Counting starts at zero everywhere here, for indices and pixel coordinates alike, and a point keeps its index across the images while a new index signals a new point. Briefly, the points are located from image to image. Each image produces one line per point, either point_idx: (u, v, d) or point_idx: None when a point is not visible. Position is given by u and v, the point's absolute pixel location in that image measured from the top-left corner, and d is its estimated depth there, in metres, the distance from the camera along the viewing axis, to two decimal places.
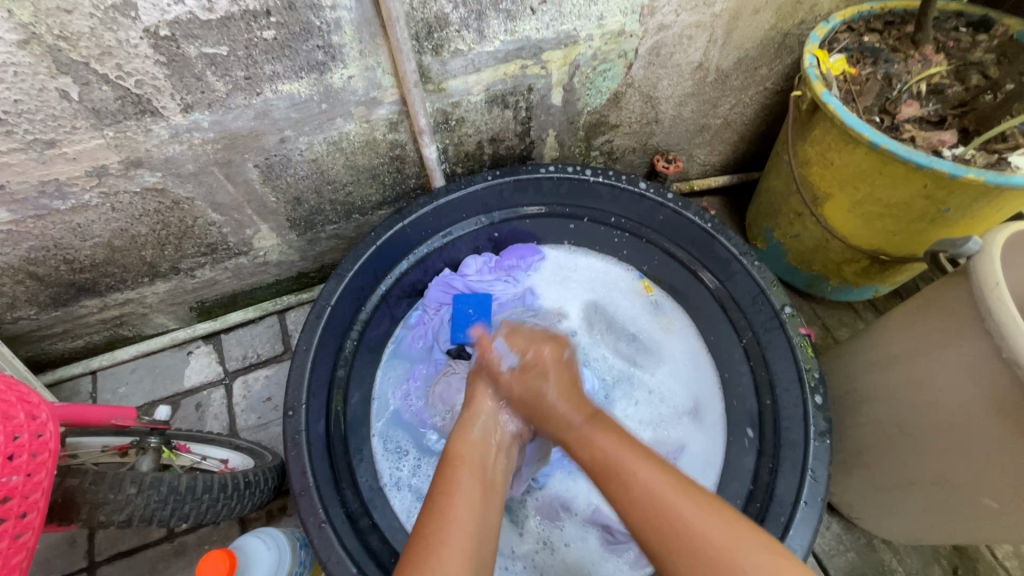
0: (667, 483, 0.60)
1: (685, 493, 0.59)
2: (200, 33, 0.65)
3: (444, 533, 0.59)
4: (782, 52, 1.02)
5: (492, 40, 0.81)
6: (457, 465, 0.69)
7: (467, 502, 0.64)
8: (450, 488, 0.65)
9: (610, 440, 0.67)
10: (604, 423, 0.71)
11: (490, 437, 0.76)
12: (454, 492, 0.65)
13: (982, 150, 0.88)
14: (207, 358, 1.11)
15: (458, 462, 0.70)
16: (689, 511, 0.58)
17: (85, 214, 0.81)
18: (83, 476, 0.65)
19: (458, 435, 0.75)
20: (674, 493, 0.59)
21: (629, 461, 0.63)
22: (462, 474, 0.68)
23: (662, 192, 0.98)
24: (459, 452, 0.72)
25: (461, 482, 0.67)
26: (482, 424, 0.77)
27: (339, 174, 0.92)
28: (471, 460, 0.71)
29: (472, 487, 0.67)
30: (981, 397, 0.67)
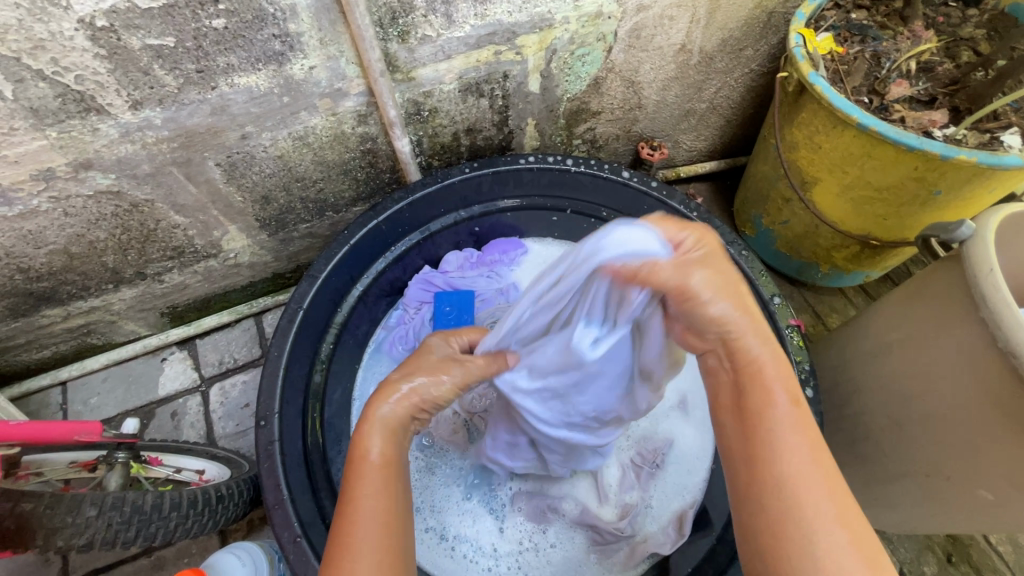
0: (817, 455, 0.48)
1: (817, 459, 0.47)
2: (143, 23, 0.61)
3: (351, 543, 0.52)
4: (768, 32, 0.98)
5: (462, 25, 0.77)
6: (367, 460, 0.58)
7: (377, 501, 0.55)
8: (358, 487, 0.55)
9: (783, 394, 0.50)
10: (786, 376, 0.51)
11: (407, 413, 0.64)
12: (362, 491, 0.55)
13: (974, 130, 0.85)
14: (182, 364, 1.07)
15: (366, 454, 0.59)
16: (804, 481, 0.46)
17: (36, 220, 0.77)
18: (38, 500, 0.61)
19: (366, 425, 0.61)
20: (824, 484, 0.46)
21: (784, 410, 0.49)
22: (372, 467, 0.57)
23: (646, 179, 0.95)
24: (366, 442, 0.60)
25: (376, 478, 0.57)
26: (401, 408, 0.64)
27: (308, 171, 0.88)
28: (384, 450, 0.59)
29: (385, 478, 0.57)
30: (975, 386, 0.65)
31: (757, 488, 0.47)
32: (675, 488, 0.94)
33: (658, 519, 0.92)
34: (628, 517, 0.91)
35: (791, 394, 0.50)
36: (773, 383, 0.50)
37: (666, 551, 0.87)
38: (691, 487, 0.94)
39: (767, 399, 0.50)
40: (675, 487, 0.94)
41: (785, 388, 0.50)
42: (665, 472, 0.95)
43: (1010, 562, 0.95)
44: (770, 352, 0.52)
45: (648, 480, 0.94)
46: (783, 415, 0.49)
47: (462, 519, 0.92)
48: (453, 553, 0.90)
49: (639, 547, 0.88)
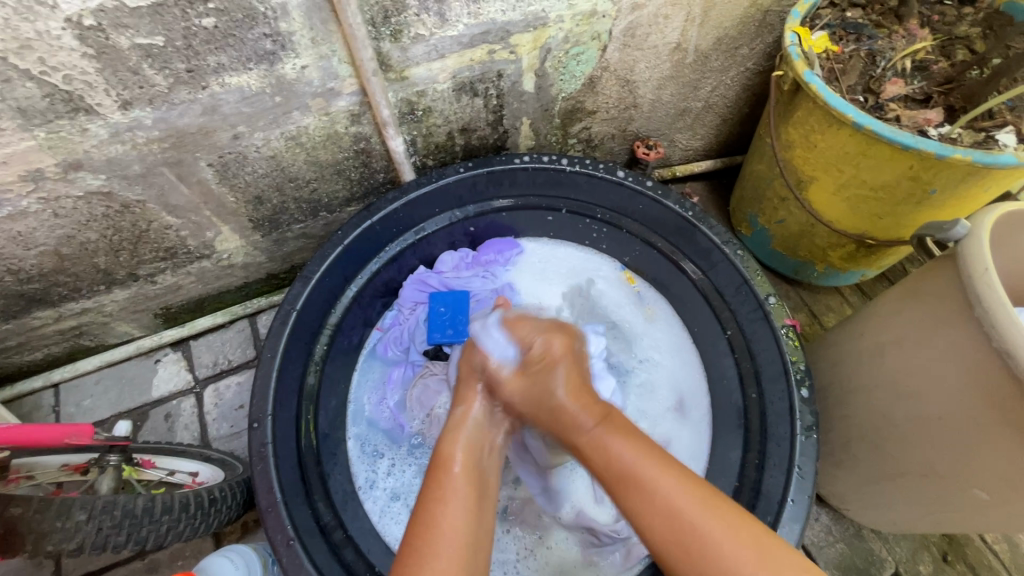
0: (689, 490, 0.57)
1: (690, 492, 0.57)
2: (131, 23, 0.60)
3: (434, 544, 0.55)
4: (763, 31, 0.98)
5: (455, 24, 0.76)
6: (448, 470, 0.63)
7: (460, 508, 0.59)
8: (440, 493, 0.60)
9: (626, 453, 0.62)
10: (624, 438, 0.64)
11: (480, 429, 0.70)
12: (445, 498, 0.60)
13: (969, 129, 0.85)
14: (176, 366, 1.06)
15: (446, 464, 0.64)
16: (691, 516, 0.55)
17: (26, 221, 0.76)
18: (27, 504, 0.61)
19: (447, 437, 0.69)
20: (697, 508, 0.55)
21: (646, 470, 0.60)
22: (453, 476, 0.62)
23: (641, 179, 0.95)
24: (449, 453, 0.66)
25: (456, 486, 0.61)
26: (473, 422, 0.71)
27: (302, 171, 0.88)
28: (463, 462, 0.64)
29: (464, 488, 0.61)
30: (971, 386, 0.65)
31: (657, 542, 0.56)
32: None
33: None
34: (625, 518, 0.91)
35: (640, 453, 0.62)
36: (618, 450, 0.63)
37: None
38: None
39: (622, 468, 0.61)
40: None
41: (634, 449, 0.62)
42: None
43: (1006, 561, 0.95)
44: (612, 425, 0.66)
45: None
46: (640, 469, 0.60)
47: None
48: None
49: (636, 548, 0.88)
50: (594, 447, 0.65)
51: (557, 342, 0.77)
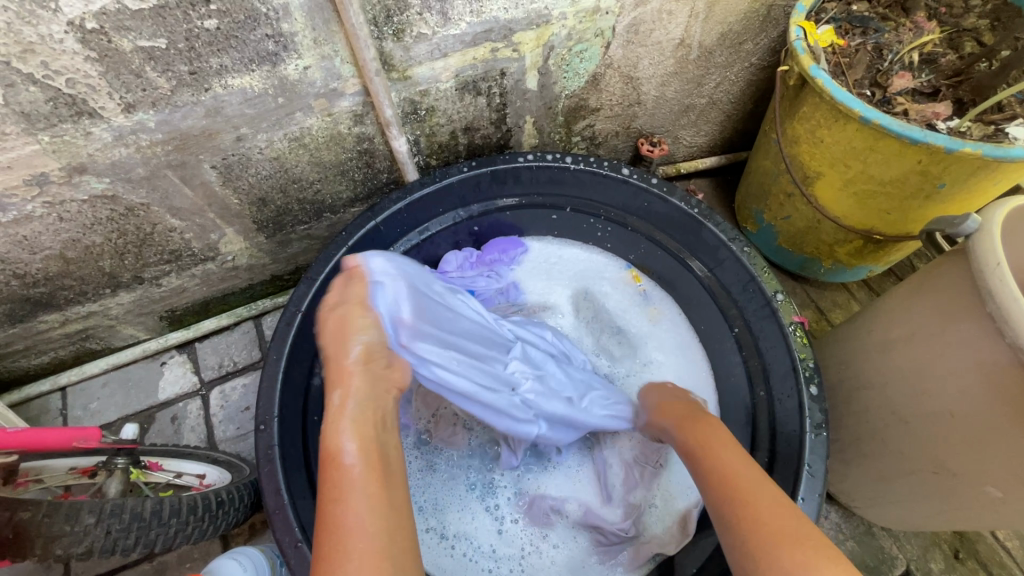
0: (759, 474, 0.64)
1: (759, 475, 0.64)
2: (133, 25, 0.60)
3: (338, 553, 0.51)
4: (768, 26, 0.97)
5: (458, 22, 0.76)
6: (340, 465, 0.57)
7: (360, 503, 0.54)
8: (335, 491, 0.55)
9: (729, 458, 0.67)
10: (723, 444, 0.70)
11: (371, 412, 0.62)
12: (344, 494, 0.55)
13: (978, 122, 0.84)
14: (182, 368, 1.06)
15: (335, 458, 0.57)
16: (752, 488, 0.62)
17: (31, 226, 0.76)
18: (36, 508, 0.61)
19: (332, 425, 0.60)
20: (758, 486, 0.62)
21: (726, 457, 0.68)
22: (348, 470, 0.57)
23: (647, 178, 0.94)
24: (336, 445, 0.58)
25: (354, 480, 0.56)
26: (358, 402, 0.62)
27: (305, 172, 0.87)
28: (354, 451, 0.58)
29: (362, 481, 0.56)
30: (983, 382, 0.64)
31: (723, 511, 0.62)
32: (678, 487, 0.93)
33: (663, 518, 0.91)
34: (632, 518, 0.90)
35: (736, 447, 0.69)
36: (725, 454, 0.68)
37: (670, 551, 0.87)
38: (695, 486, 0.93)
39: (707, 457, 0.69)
40: (678, 485, 0.93)
41: (732, 449, 0.69)
42: (668, 472, 0.95)
43: (1018, 557, 0.94)
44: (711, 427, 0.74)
45: (651, 479, 0.94)
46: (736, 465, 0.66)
47: (462, 520, 0.91)
48: (454, 552, 0.88)
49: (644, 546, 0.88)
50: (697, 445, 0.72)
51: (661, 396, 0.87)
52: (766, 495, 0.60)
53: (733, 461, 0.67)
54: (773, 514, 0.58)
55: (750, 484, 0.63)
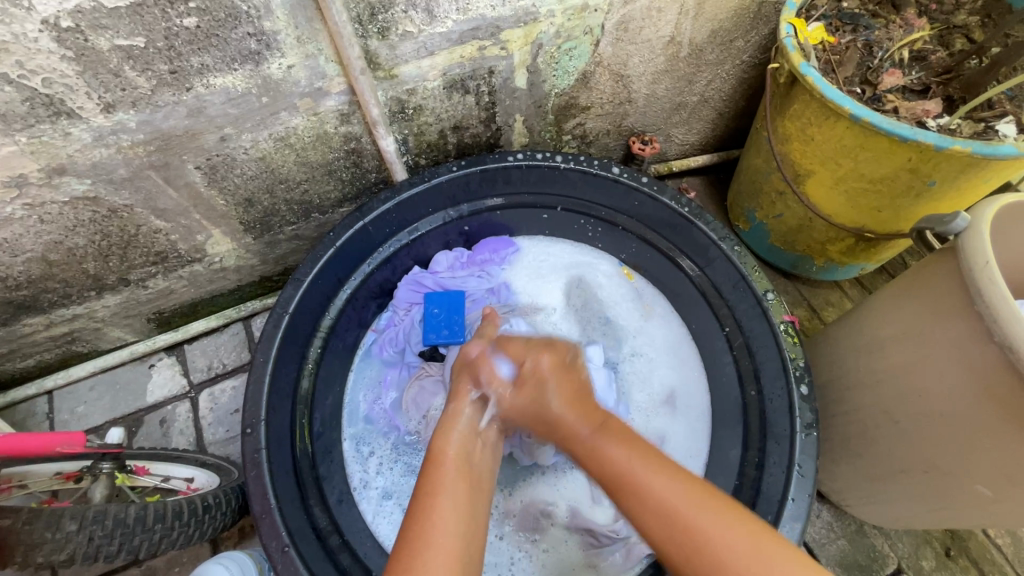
0: (686, 493, 0.56)
1: (688, 494, 0.56)
2: (110, 23, 0.59)
3: (426, 539, 0.54)
4: (758, 23, 0.96)
5: (444, 20, 0.75)
6: (442, 464, 0.63)
7: (452, 504, 0.58)
8: (436, 485, 0.60)
9: (621, 453, 0.61)
10: (615, 434, 0.64)
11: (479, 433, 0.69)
12: (439, 492, 0.59)
13: (968, 119, 0.84)
14: (170, 370, 1.05)
15: (442, 461, 0.63)
16: (690, 510, 0.54)
17: (11, 228, 0.75)
18: (16, 516, 0.60)
19: (442, 429, 0.68)
20: (692, 507, 0.54)
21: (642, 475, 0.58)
22: (446, 472, 0.62)
23: (636, 175, 0.94)
24: (442, 448, 0.65)
25: (448, 479, 0.61)
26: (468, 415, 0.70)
27: (292, 172, 0.86)
28: (455, 458, 0.64)
29: (458, 481, 0.61)
30: (973, 381, 0.64)
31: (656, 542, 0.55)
32: None
33: None
34: (623, 518, 0.90)
35: (644, 464, 0.59)
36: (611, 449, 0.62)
37: (663, 551, 0.86)
38: None
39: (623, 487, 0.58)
40: None
41: (632, 461, 0.60)
42: None
43: (1008, 555, 0.94)
44: (600, 435, 0.64)
45: None
46: (635, 469, 0.59)
47: None
48: None
49: (636, 547, 0.87)
50: (590, 455, 0.63)
51: (545, 359, 0.74)
52: (722, 525, 0.53)
53: (619, 456, 0.61)
54: (716, 534, 0.52)
55: (695, 517, 0.54)
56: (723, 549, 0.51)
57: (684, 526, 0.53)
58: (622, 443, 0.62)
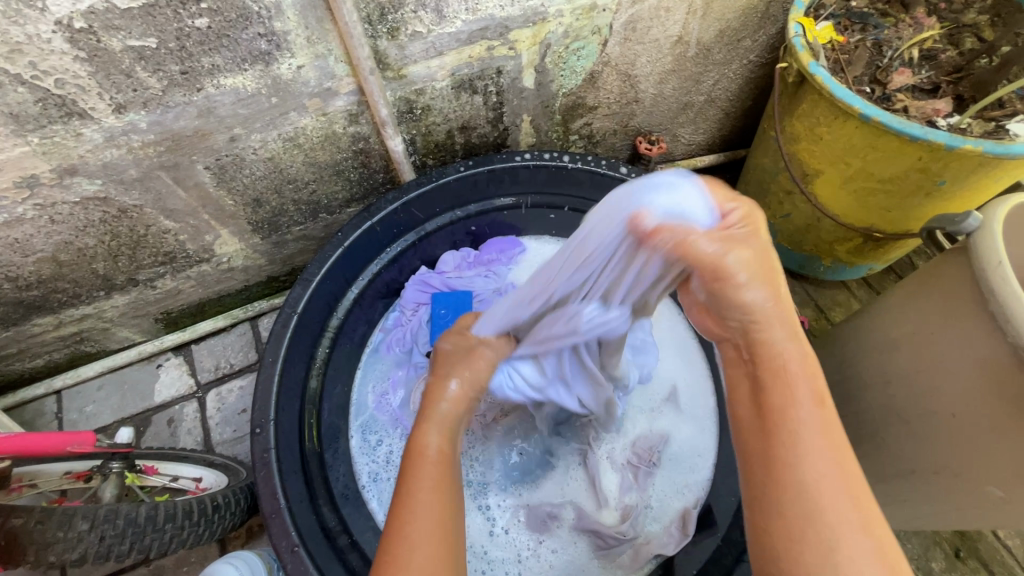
0: (838, 462, 0.44)
1: (838, 460, 0.44)
2: (122, 24, 0.59)
3: (406, 538, 0.50)
4: (766, 22, 0.96)
5: (453, 20, 0.75)
6: (425, 458, 0.56)
7: (434, 492, 0.53)
8: (417, 483, 0.54)
9: (804, 383, 0.46)
10: (807, 360, 0.48)
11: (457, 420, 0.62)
12: (419, 487, 0.53)
13: (979, 118, 0.83)
14: (178, 370, 1.06)
15: (419, 450, 0.58)
16: (827, 482, 0.43)
17: (22, 228, 0.75)
18: (28, 515, 0.60)
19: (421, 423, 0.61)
20: (835, 477, 0.43)
21: (803, 414, 0.45)
22: (431, 466, 0.56)
23: (645, 176, 0.94)
24: (422, 444, 0.58)
25: (430, 475, 0.54)
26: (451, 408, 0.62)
27: (300, 173, 0.86)
28: (436, 446, 0.58)
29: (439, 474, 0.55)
30: (986, 382, 0.63)
31: (772, 490, 0.44)
32: (674, 487, 0.93)
33: (660, 519, 0.91)
34: (629, 519, 0.89)
35: (816, 394, 0.46)
36: (800, 391, 0.46)
37: (670, 552, 0.86)
38: (689, 486, 0.93)
39: (785, 409, 0.45)
40: (673, 485, 0.93)
41: (808, 395, 0.46)
42: (663, 470, 0.94)
43: (1018, 556, 0.94)
44: (803, 351, 0.48)
45: (646, 479, 0.93)
46: (800, 414, 0.45)
47: None
48: None
49: (643, 548, 0.87)
50: (770, 369, 0.47)
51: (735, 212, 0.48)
52: (853, 492, 0.43)
53: (800, 379, 0.46)
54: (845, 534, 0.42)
55: (831, 486, 0.43)
56: (841, 513, 0.42)
57: (815, 507, 0.42)
58: (804, 356, 0.47)
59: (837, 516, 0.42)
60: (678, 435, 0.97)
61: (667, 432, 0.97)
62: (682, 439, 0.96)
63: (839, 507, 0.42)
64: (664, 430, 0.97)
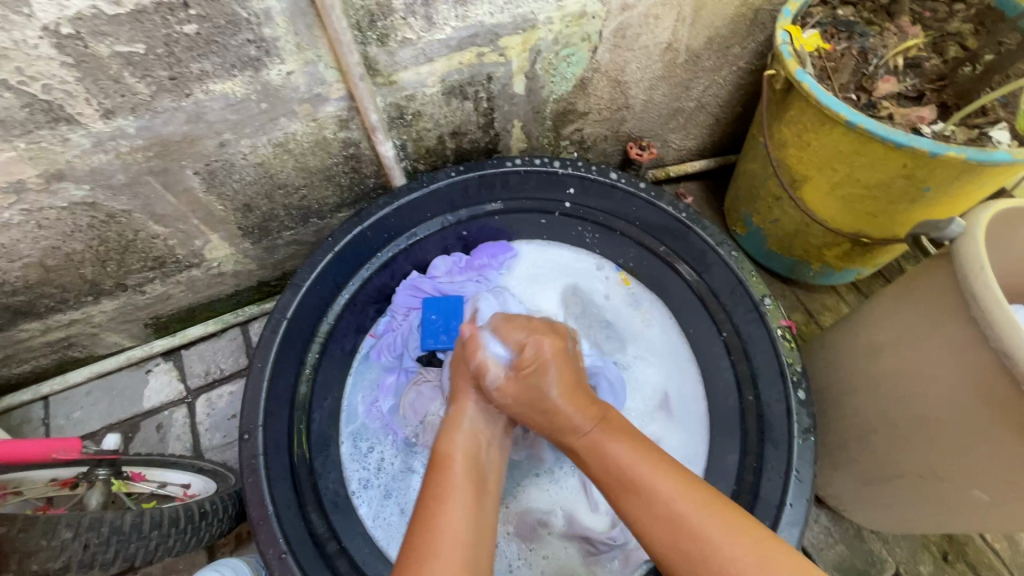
0: (693, 497, 0.58)
1: (696, 502, 0.58)
2: (110, 30, 0.59)
3: (434, 542, 0.55)
4: (755, 30, 0.97)
5: (443, 27, 0.75)
6: (447, 469, 0.64)
7: (462, 510, 0.59)
8: (443, 491, 0.61)
9: (623, 451, 0.64)
10: (615, 429, 0.68)
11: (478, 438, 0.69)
12: (446, 498, 0.60)
13: (962, 125, 0.84)
14: (167, 376, 1.05)
15: (449, 466, 0.65)
16: (699, 522, 0.56)
17: (9, 233, 0.75)
18: (11, 523, 0.60)
19: (446, 434, 0.69)
20: (696, 514, 0.57)
21: (640, 471, 0.62)
22: (453, 476, 0.63)
23: (634, 182, 0.94)
24: (447, 452, 0.66)
25: (454, 485, 0.62)
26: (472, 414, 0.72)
27: (290, 178, 0.86)
28: (460, 461, 0.65)
29: (462, 484, 0.62)
30: (968, 386, 0.64)
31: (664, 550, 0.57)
32: None
33: None
34: (620, 525, 0.89)
35: (646, 457, 0.63)
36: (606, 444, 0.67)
37: (661, 557, 0.86)
38: None
39: (631, 476, 0.62)
40: None
41: (631, 454, 0.64)
42: None
43: (1005, 559, 0.94)
44: (603, 428, 0.69)
45: None
46: (637, 469, 0.62)
47: None
48: None
49: (633, 553, 0.87)
50: (591, 449, 0.67)
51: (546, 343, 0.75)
52: (716, 518, 0.56)
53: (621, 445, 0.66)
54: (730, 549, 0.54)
55: (701, 519, 0.56)
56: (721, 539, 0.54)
57: (693, 538, 0.55)
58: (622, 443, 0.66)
59: (721, 546, 0.54)
60: (667, 439, 0.97)
61: (657, 436, 0.97)
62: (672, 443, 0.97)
63: (719, 537, 0.55)
64: (654, 435, 0.97)
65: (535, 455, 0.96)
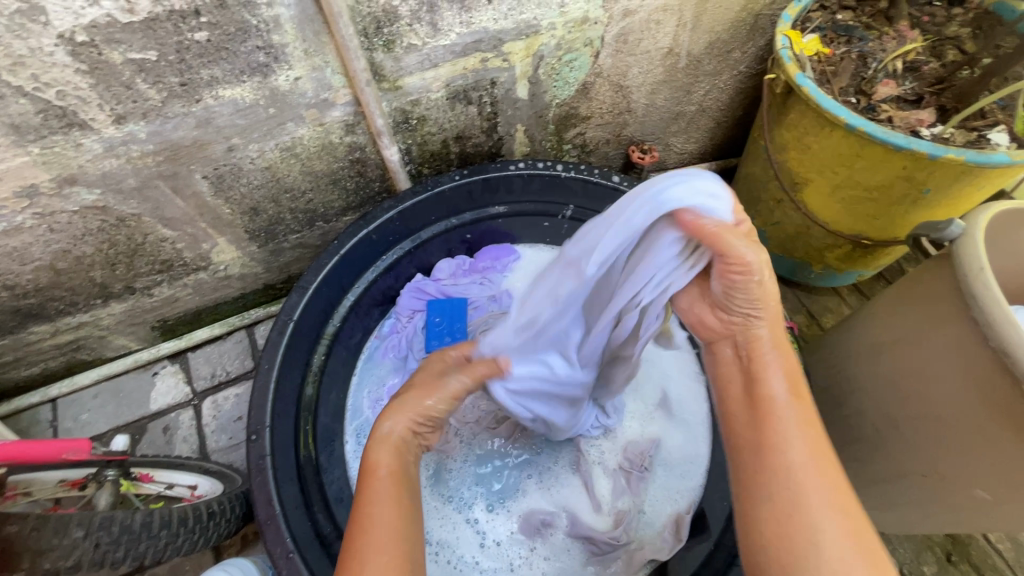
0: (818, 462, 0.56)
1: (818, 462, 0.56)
2: (123, 38, 0.61)
3: (365, 545, 0.57)
4: (755, 34, 0.98)
5: (448, 33, 0.76)
6: (377, 473, 0.63)
7: (391, 505, 0.60)
8: (368, 497, 0.61)
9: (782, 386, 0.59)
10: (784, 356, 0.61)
11: (408, 443, 0.67)
12: (373, 500, 0.60)
13: (961, 128, 0.85)
14: (174, 378, 1.06)
15: (377, 473, 0.63)
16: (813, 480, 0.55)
17: (21, 237, 0.76)
18: (25, 523, 0.61)
19: (378, 442, 0.66)
20: (815, 476, 0.55)
21: (783, 409, 0.58)
22: (381, 481, 0.63)
23: (637, 185, 0.95)
24: (379, 459, 0.65)
25: (380, 491, 0.61)
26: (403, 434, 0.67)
27: (297, 182, 0.88)
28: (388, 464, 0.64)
29: (390, 488, 0.62)
30: (970, 386, 0.65)
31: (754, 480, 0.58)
32: (667, 492, 0.93)
33: (653, 523, 0.91)
34: (622, 524, 0.89)
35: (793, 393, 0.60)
36: (773, 371, 0.60)
37: (664, 557, 0.86)
38: (683, 491, 0.93)
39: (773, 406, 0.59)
40: (666, 490, 0.94)
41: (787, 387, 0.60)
42: (653, 474, 0.95)
43: (1009, 560, 0.94)
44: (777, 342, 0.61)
45: (638, 483, 0.94)
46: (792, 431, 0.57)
47: (449, 531, 0.91)
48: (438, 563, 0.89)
49: (637, 553, 0.87)
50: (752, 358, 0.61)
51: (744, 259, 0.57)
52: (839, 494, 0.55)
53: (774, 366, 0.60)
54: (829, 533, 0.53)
55: (813, 481, 0.55)
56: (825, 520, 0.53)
57: (802, 502, 0.54)
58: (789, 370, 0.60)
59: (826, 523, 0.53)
60: (669, 439, 0.97)
61: (659, 436, 0.98)
62: (674, 444, 0.97)
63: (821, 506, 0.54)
64: (655, 435, 0.98)
65: (536, 455, 0.97)
